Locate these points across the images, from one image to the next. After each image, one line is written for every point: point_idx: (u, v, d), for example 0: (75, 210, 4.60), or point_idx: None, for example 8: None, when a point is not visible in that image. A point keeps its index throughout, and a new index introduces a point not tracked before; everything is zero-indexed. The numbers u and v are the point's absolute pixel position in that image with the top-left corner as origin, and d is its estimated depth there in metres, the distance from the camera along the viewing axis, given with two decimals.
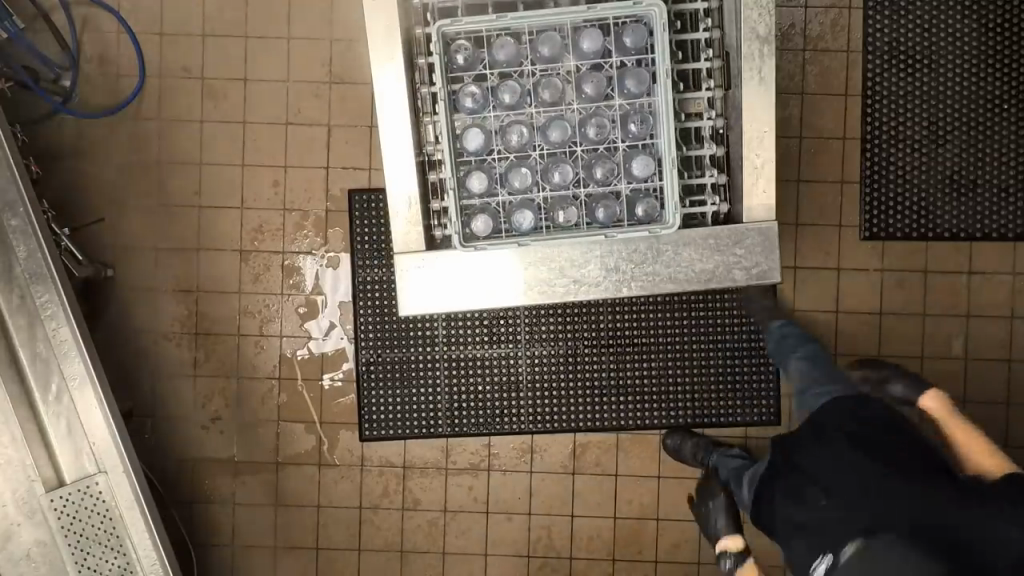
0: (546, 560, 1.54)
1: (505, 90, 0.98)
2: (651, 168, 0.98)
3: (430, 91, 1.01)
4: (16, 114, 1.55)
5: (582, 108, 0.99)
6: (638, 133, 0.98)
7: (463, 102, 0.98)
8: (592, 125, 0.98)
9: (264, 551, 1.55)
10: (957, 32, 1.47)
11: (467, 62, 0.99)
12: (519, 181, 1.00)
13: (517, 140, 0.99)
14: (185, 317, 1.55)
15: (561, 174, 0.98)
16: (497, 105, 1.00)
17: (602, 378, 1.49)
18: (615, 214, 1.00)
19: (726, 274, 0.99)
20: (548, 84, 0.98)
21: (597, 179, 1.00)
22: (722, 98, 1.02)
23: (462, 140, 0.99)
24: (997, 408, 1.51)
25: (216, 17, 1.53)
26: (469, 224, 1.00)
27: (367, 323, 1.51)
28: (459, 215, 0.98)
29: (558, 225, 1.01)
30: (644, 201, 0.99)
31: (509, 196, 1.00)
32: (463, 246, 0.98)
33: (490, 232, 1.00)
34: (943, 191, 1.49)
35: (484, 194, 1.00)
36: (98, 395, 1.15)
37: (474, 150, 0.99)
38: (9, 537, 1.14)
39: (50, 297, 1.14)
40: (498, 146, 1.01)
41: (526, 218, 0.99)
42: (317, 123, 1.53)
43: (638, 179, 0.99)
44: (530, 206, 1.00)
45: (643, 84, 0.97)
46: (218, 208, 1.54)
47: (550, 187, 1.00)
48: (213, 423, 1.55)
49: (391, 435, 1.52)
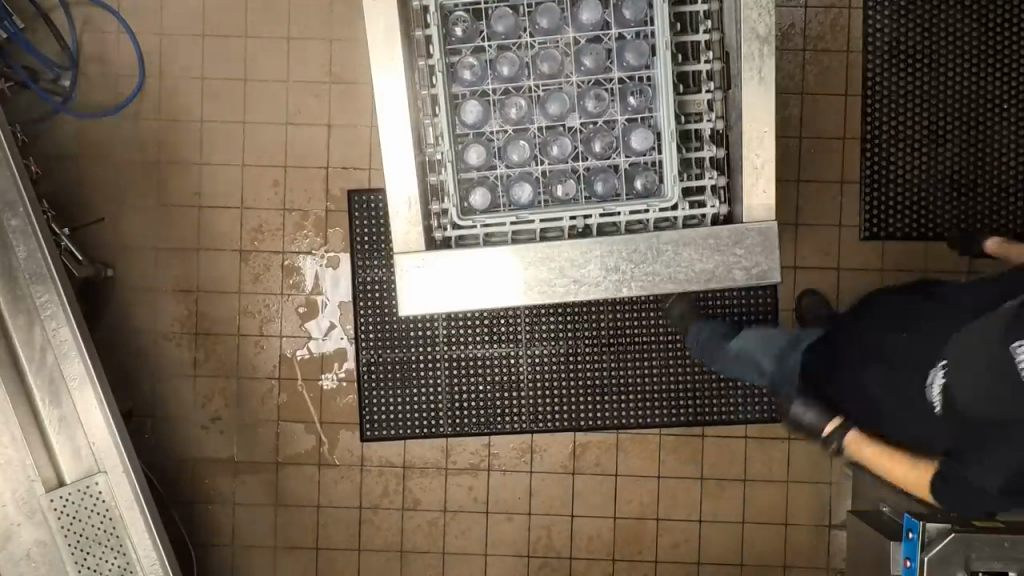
0: (547, 560, 1.55)
1: (504, 62, 0.98)
2: (650, 142, 0.98)
3: (427, 64, 0.99)
4: (16, 115, 1.54)
5: (580, 80, 0.99)
6: (638, 105, 0.99)
7: (462, 74, 0.99)
8: (591, 98, 0.98)
9: (264, 551, 1.55)
10: (958, 32, 1.46)
11: (465, 34, 1.00)
12: (518, 154, 1.00)
13: (515, 114, 0.99)
14: (185, 317, 1.55)
15: (558, 148, 0.99)
16: (497, 78, 1.00)
17: (602, 375, 1.49)
18: (615, 187, 1.01)
19: (726, 274, 0.99)
20: (547, 56, 0.98)
21: (596, 153, 1.00)
22: (721, 70, 1.00)
23: (461, 113, 1.00)
24: None
25: (216, 16, 1.53)
26: (468, 198, 1.01)
27: (367, 323, 1.51)
28: (457, 190, 1.00)
29: (558, 200, 1.01)
30: (644, 175, 0.99)
31: (507, 169, 1.01)
32: (462, 219, 0.99)
33: (488, 206, 1.01)
34: (944, 192, 1.48)
35: (482, 167, 1.01)
36: (98, 396, 1.15)
37: (473, 122, 1.00)
38: (9, 537, 1.14)
39: (49, 296, 1.14)
40: (496, 120, 1.01)
41: (525, 191, 1.00)
42: (318, 123, 1.53)
43: (637, 152, 0.99)
44: (529, 178, 1.01)
45: (642, 57, 0.97)
46: (218, 208, 1.54)
47: (549, 161, 1.01)
48: (213, 423, 1.55)
49: (391, 435, 1.52)
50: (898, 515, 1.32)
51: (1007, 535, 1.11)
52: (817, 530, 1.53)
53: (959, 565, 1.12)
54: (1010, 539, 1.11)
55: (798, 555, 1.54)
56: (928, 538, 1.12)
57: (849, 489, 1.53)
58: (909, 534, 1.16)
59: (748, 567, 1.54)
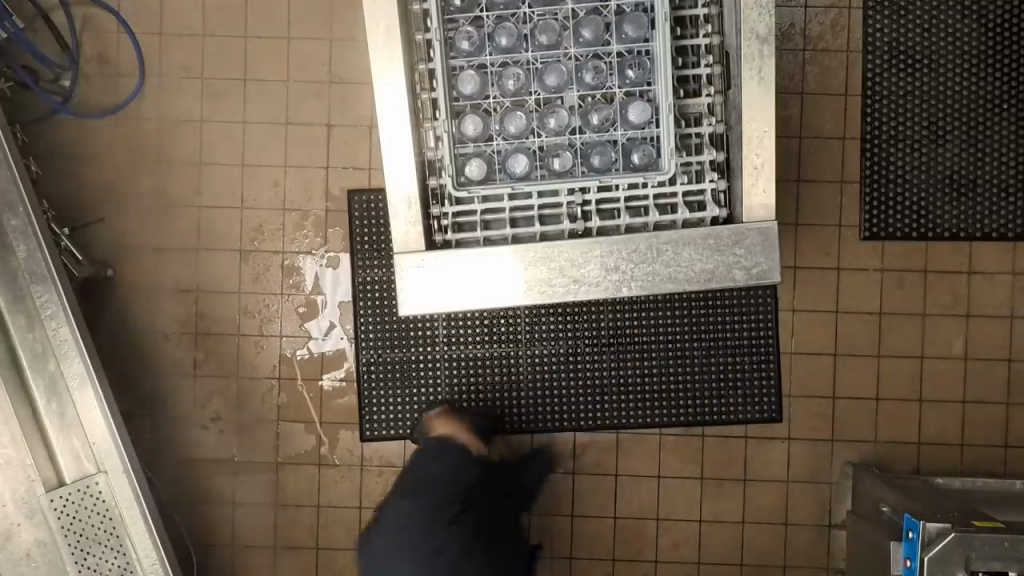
0: (548, 560, 1.55)
1: (502, 33, 0.99)
2: (648, 115, 0.99)
3: (425, 38, 0.99)
4: (16, 114, 1.54)
5: (580, 53, 1.00)
6: (637, 78, 0.99)
7: (460, 45, 0.99)
8: (589, 70, 0.99)
9: (264, 551, 1.55)
10: (957, 32, 1.47)
11: (464, 4, 0.99)
12: (514, 126, 1.00)
13: (513, 85, 1.00)
14: (185, 317, 1.55)
15: (556, 120, 1.00)
16: (494, 49, 1.01)
17: (602, 375, 1.49)
18: (611, 161, 1.01)
19: (726, 274, 0.99)
20: (545, 27, 0.98)
21: (592, 126, 1.01)
22: (719, 43, 1.01)
23: (459, 85, 1.00)
24: (997, 406, 1.53)
25: (216, 16, 1.53)
26: (464, 169, 1.01)
27: (367, 323, 1.51)
28: (453, 162, 1.00)
29: (555, 173, 1.02)
30: (641, 148, 1.00)
31: (505, 141, 1.01)
32: (456, 188, 1.00)
33: (484, 176, 1.02)
34: (943, 192, 1.49)
35: (479, 139, 1.02)
36: (98, 395, 1.15)
37: (469, 94, 1.00)
38: (9, 536, 1.15)
39: (49, 296, 1.14)
40: (495, 92, 1.01)
41: (520, 162, 1.00)
42: (318, 123, 1.53)
43: (635, 126, 1.00)
44: (525, 151, 1.01)
45: (642, 29, 0.97)
46: (218, 209, 1.54)
47: (546, 134, 1.01)
48: (213, 423, 1.55)
49: (391, 435, 1.52)
50: (898, 514, 1.27)
51: (1007, 535, 1.10)
52: (818, 530, 1.54)
53: (959, 565, 1.11)
54: (1011, 540, 1.10)
55: (799, 556, 1.54)
56: (927, 538, 1.12)
57: (849, 490, 1.53)
58: (909, 534, 1.16)
59: (748, 568, 1.54)
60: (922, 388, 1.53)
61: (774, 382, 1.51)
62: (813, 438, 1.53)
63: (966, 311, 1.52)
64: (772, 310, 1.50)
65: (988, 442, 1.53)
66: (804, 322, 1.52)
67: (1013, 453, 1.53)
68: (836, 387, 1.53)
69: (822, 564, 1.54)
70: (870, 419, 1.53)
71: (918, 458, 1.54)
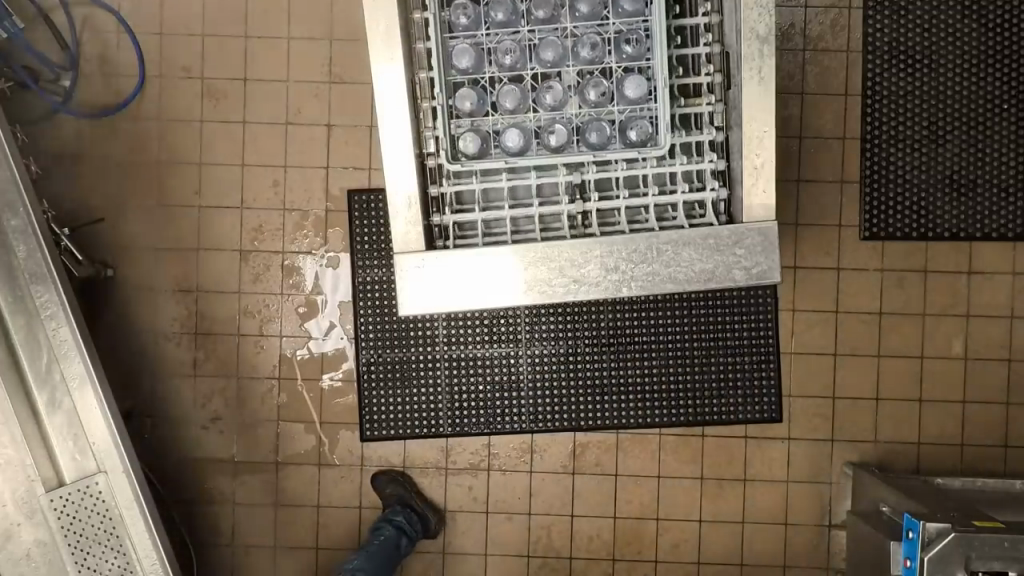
0: (547, 560, 1.54)
1: (498, 7, 0.99)
2: (644, 90, 0.99)
3: (423, 16, 0.99)
4: (16, 115, 1.55)
5: (577, 27, 1.00)
6: (636, 53, 0.99)
7: (458, 21, 0.99)
8: (586, 45, 0.99)
9: (264, 550, 1.55)
10: (957, 32, 1.47)
11: None
12: (511, 102, 1.00)
13: (509, 61, 1.00)
14: (185, 317, 1.55)
15: (552, 96, 1.00)
16: (491, 25, 1.01)
17: (602, 375, 1.49)
18: (608, 138, 1.01)
19: (726, 274, 0.99)
20: (542, 2, 0.99)
21: (590, 102, 1.00)
22: (718, 23, 1.01)
23: (455, 61, 1.00)
24: (996, 406, 1.53)
25: (216, 17, 1.53)
26: (458, 146, 1.01)
27: (367, 323, 1.51)
28: (447, 136, 1.00)
29: (552, 151, 1.02)
30: (638, 124, 0.99)
31: (500, 117, 1.01)
32: (451, 163, 0.99)
33: (480, 152, 1.01)
34: (943, 191, 1.49)
35: (475, 116, 1.02)
36: (98, 396, 1.15)
37: (466, 68, 1.00)
38: (9, 536, 1.15)
39: (49, 296, 1.14)
40: (492, 68, 1.01)
41: (514, 138, 1.00)
42: (318, 123, 1.53)
43: (631, 101, 0.99)
44: (520, 129, 1.01)
45: (638, 3, 0.98)
46: (218, 209, 1.54)
47: (543, 111, 1.02)
48: (213, 423, 1.55)
49: (390, 435, 1.52)
50: (898, 514, 1.30)
51: (1007, 536, 1.10)
52: (818, 530, 1.54)
53: (959, 564, 1.11)
54: (1010, 540, 1.09)
55: (800, 556, 1.54)
56: (927, 538, 1.12)
57: (849, 490, 1.53)
58: (909, 534, 1.16)
59: (748, 567, 1.54)
60: (922, 388, 1.53)
61: (774, 381, 1.51)
62: (813, 437, 1.53)
63: (965, 311, 1.53)
64: (772, 309, 1.50)
65: (988, 442, 1.53)
66: (805, 321, 1.52)
67: (1013, 453, 1.53)
68: (836, 382, 1.53)
69: (822, 565, 1.54)
70: (869, 416, 1.53)
71: (918, 457, 1.54)
